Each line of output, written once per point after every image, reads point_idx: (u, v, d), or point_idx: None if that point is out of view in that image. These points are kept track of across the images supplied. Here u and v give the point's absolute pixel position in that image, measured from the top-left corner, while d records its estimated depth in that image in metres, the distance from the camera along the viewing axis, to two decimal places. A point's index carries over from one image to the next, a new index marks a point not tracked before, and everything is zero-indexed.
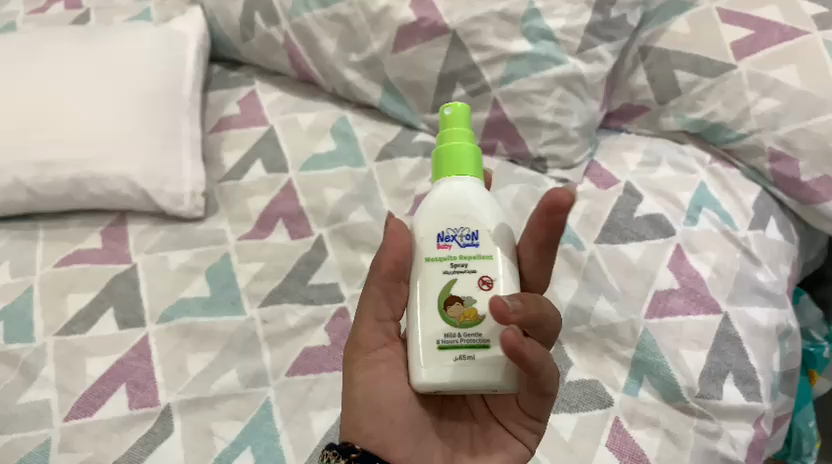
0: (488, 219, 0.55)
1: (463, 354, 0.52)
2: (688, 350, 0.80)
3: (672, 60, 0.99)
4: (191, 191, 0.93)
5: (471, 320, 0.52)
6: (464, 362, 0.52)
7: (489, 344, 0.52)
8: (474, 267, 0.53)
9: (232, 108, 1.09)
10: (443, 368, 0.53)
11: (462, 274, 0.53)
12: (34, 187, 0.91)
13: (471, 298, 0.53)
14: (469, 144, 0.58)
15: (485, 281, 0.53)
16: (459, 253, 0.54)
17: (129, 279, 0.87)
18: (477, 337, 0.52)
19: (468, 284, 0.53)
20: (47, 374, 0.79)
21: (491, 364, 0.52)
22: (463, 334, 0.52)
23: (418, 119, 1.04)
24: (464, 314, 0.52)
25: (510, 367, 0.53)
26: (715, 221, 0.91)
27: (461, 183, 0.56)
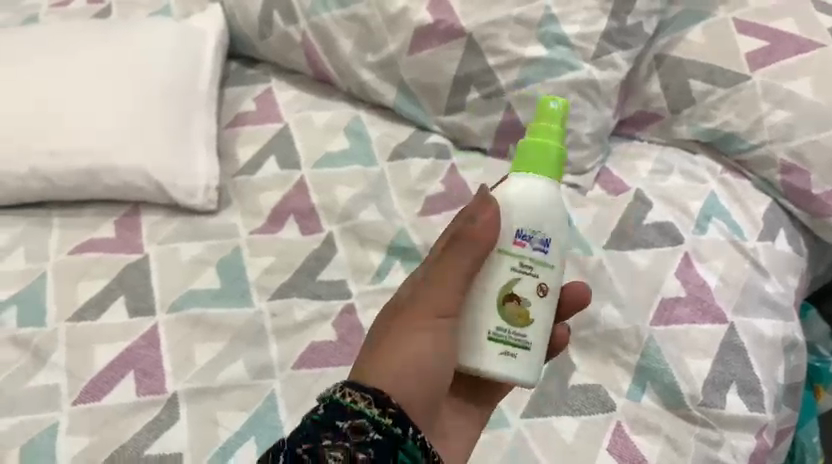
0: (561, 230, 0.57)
1: (509, 350, 0.55)
2: (693, 358, 0.80)
3: (686, 69, 0.99)
4: (205, 185, 0.94)
5: (522, 321, 0.55)
6: (507, 358, 0.55)
7: (530, 347, 0.56)
8: (540, 272, 0.56)
9: (248, 104, 1.10)
10: (487, 359, 0.55)
11: (526, 276, 0.56)
12: (50, 176, 0.93)
13: (528, 301, 0.56)
14: (557, 143, 0.58)
15: (543, 288, 0.56)
16: (530, 255, 0.56)
17: (141, 269, 0.88)
18: (523, 338, 0.56)
19: (528, 287, 0.56)
20: (57, 358, 0.80)
21: (528, 365, 0.56)
22: (513, 332, 0.55)
23: (432, 121, 1.05)
24: (519, 314, 0.55)
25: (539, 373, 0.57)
26: (724, 231, 0.91)
27: (542, 184, 0.57)
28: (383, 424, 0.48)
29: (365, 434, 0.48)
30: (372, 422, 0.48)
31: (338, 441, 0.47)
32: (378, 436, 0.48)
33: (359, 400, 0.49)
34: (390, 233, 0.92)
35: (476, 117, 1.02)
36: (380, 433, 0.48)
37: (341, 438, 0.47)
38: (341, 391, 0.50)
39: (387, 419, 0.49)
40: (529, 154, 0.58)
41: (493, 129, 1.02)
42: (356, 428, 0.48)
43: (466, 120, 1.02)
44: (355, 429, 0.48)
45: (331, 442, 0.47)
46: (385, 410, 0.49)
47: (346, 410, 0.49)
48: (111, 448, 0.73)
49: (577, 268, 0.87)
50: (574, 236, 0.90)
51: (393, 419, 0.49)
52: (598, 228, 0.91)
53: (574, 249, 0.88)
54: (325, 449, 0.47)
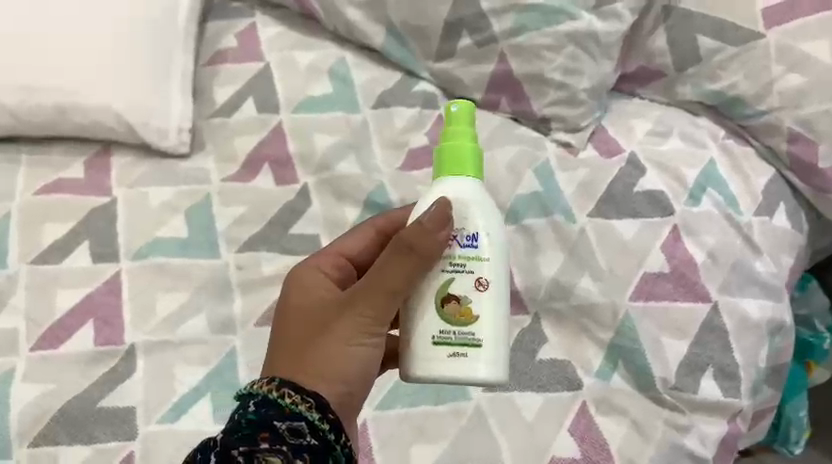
0: (490, 221, 0.56)
1: (456, 351, 0.54)
2: (669, 338, 0.77)
3: (695, 23, 0.92)
4: (177, 126, 0.90)
5: (466, 318, 0.54)
6: (457, 358, 0.54)
7: (481, 342, 0.54)
8: (471, 269, 0.55)
9: (229, 41, 1.05)
10: (436, 361, 0.55)
11: (460, 274, 0.55)
12: (17, 112, 0.88)
13: (468, 298, 0.55)
14: (470, 144, 0.57)
15: (481, 282, 0.55)
16: (459, 253, 0.55)
17: (108, 212, 0.84)
18: (472, 336, 0.54)
19: (465, 284, 0.55)
20: (16, 302, 0.77)
21: (482, 362, 0.54)
22: (457, 332, 0.54)
23: (421, 67, 1.00)
24: (460, 313, 0.55)
25: (502, 361, 0.55)
26: (717, 202, 0.86)
27: (464, 187, 0.56)
28: (321, 430, 0.51)
29: (303, 438, 0.50)
30: (311, 427, 0.51)
31: (277, 442, 0.49)
32: (314, 440, 0.50)
33: (300, 402, 0.51)
34: (368, 188, 0.89)
35: (468, 65, 0.97)
36: (314, 437, 0.50)
37: (277, 440, 0.49)
38: (277, 391, 0.52)
39: (325, 425, 0.51)
40: (442, 157, 0.57)
41: (484, 82, 0.97)
42: (294, 430, 0.50)
43: (457, 68, 0.98)
44: (292, 431, 0.50)
45: (269, 446, 0.48)
46: (325, 416, 0.51)
47: (283, 410, 0.51)
48: (66, 399, 0.71)
49: (558, 236, 0.83)
50: (558, 201, 0.86)
51: (329, 426, 0.51)
52: (586, 193, 0.87)
53: (556, 214, 0.84)
54: (264, 451, 0.48)
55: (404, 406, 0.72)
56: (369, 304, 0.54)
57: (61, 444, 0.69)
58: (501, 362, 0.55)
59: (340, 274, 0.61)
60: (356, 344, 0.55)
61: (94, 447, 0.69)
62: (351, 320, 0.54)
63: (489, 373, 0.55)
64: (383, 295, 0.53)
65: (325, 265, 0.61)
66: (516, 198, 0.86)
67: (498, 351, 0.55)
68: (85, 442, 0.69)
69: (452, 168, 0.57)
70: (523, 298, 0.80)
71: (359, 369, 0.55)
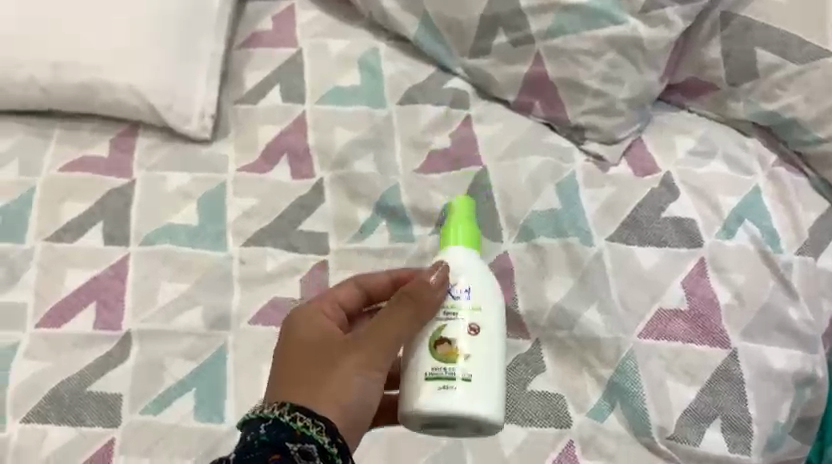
0: (483, 278, 0.56)
1: (446, 384, 0.52)
2: (675, 382, 0.72)
3: (756, 36, 0.83)
4: (199, 112, 0.90)
5: (456, 357, 0.53)
6: (446, 391, 0.52)
7: (471, 378, 0.52)
8: (462, 315, 0.54)
9: (266, 23, 1.03)
10: (425, 397, 0.52)
11: (452, 320, 0.54)
12: (48, 87, 0.90)
13: (459, 340, 0.53)
14: (465, 225, 0.59)
15: (473, 328, 0.54)
16: (450, 302, 0.55)
17: (124, 194, 0.86)
18: (462, 373, 0.52)
19: (457, 329, 0.54)
20: (28, 278, 0.80)
21: (470, 400, 0.52)
22: (447, 368, 0.53)
23: (455, 62, 0.95)
24: (450, 352, 0.53)
25: (496, 400, 0.53)
26: (754, 238, 0.79)
27: (462, 254, 0.57)
28: (330, 453, 0.48)
29: (311, 461, 0.48)
30: (321, 451, 0.48)
31: None
32: None
33: (310, 424, 0.49)
34: (381, 190, 0.86)
35: (500, 65, 0.92)
36: (323, 462, 0.48)
37: (289, 462, 0.47)
38: (289, 415, 0.49)
39: (334, 449, 0.49)
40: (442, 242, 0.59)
41: (517, 82, 0.91)
42: (305, 453, 0.48)
43: (492, 67, 0.92)
44: (303, 453, 0.48)
45: None
46: (334, 439, 0.49)
47: (295, 433, 0.48)
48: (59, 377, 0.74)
49: (570, 259, 0.78)
50: (576, 222, 0.80)
51: (338, 450, 0.49)
52: (609, 214, 0.81)
53: (572, 236, 0.79)
54: None
55: (381, 424, 0.70)
56: (377, 341, 0.53)
57: (50, 423, 0.71)
58: (495, 400, 0.53)
59: (338, 322, 0.58)
60: (365, 377, 0.53)
61: (79, 430, 0.71)
62: (361, 355, 0.53)
63: (479, 408, 0.52)
64: (389, 338, 0.52)
65: (325, 309, 0.58)
66: (532, 214, 0.82)
67: (489, 388, 0.53)
68: (73, 423, 0.72)
69: (447, 244, 0.58)
70: (524, 323, 0.76)
71: (366, 402, 0.53)
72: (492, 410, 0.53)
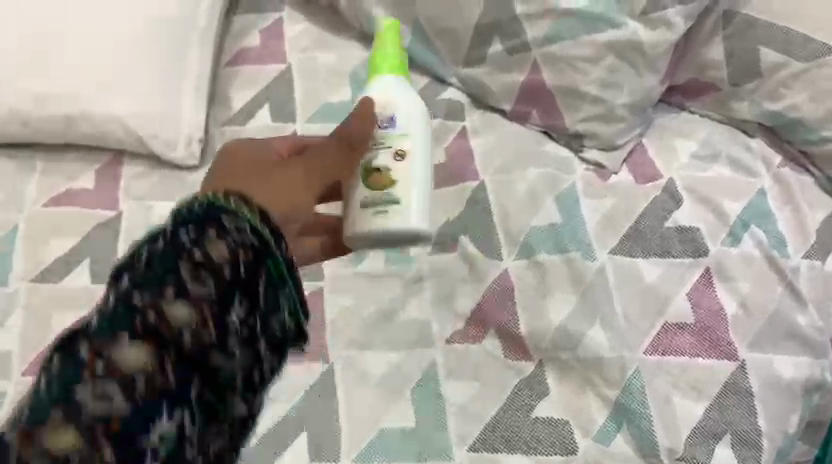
0: (409, 109, 0.81)
1: (381, 209, 0.78)
2: (684, 399, 0.70)
3: (759, 34, 0.81)
4: (187, 137, 0.88)
5: (387, 184, 0.78)
6: (382, 215, 0.78)
7: (399, 200, 0.78)
8: (389, 143, 0.80)
9: (253, 38, 1.00)
10: (369, 225, 0.78)
11: (383, 148, 0.79)
12: (32, 120, 0.88)
13: (388, 169, 0.79)
14: (390, 45, 0.85)
15: (398, 152, 0.79)
16: (384, 135, 0.80)
17: (111, 228, 0.84)
18: (393, 197, 0.78)
19: (386, 157, 0.79)
20: (13, 322, 0.78)
21: (409, 217, 0.78)
22: (380, 196, 0.78)
23: (449, 72, 0.93)
24: (382, 180, 0.78)
25: (423, 209, 0.79)
26: (761, 244, 0.76)
27: (393, 89, 0.82)
28: (263, 234, 0.55)
29: (246, 237, 0.53)
30: (254, 228, 0.54)
31: (220, 233, 0.52)
32: (256, 240, 0.54)
33: (240, 203, 0.55)
34: None
35: (495, 73, 0.90)
36: (256, 235, 0.54)
37: (227, 234, 0.52)
38: (224, 197, 0.55)
39: (267, 230, 0.55)
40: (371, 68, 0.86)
41: (512, 91, 0.89)
42: (239, 227, 0.53)
43: (486, 76, 0.90)
44: (234, 227, 0.53)
45: (216, 233, 0.52)
46: (266, 225, 0.55)
47: (230, 211, 0.54)
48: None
49: (572, 276, 0.76)
50: (576, 235, 0.78)
51: (271, 233, 0.55)
52: (610, 226, 0.79)
53: (574, 251, 0.77)
54: (209, 237, 0.52)
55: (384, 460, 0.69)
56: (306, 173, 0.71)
57: None
58: (425, 212, 0.79)
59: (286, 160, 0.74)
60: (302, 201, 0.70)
61: None
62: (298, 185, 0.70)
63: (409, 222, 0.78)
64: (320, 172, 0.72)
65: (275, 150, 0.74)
66: (532, 230, 0.80)
67: (412, 203, 0.78)
68: None
69: (376, 74, 0.84)
70: (526, 346, 0.74)
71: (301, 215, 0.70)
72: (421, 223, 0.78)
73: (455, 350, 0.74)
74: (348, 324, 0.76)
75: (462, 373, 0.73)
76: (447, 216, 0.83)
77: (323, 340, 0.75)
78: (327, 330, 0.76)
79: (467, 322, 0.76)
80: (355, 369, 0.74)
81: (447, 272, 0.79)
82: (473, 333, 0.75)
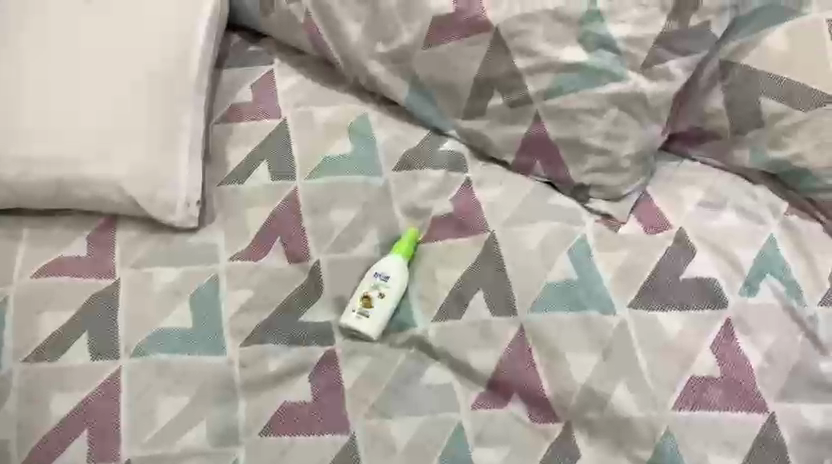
0: (401, 272, 0.80)
1: (357, 309, 0.78)
2: (716, 456, 0.69)
3: (759, 83, 0.82)
4: (185, 199, 0.84)
5: (366, 303, 0.78)
6: (357, 315, 0.78)
7: (367, 314, 0.77)
8: (378, 276, 0.79)
9: (245, 93, 0.98)
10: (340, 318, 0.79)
11: (354, 318, 0.77)
12: (19, 187, 0.83)
13: (371, 293, 0.78)
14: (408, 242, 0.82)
15: (381, 291, 0.78)
16: (357, 309, 0.78)
17: (109, 299, 0.80)
18: (365, 311, 0.77)
19: (359, 316, 0.77)
20: (10, 408, 0.74)
21: (365, 325, 0.77)
22: (358, 305, 0.78)
23: (448, 124, 0.91)
24: (366, 300, 0.78)
25: (375, 325, 0.77)
26: (778, 293, 0.77)
27: (394, 266, 0.80)
28: None
29: None
30: None
31: None
32: None
33: None
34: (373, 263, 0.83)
35: (498, 126, 0.88)
36: None
37: None
38: None
39: None
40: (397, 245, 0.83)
41: (516, 143, 0.88)
42: None
43: (487, 128, 0.89)
44: None
45: None
46: None
47: None
48: None
49: (591, 335, 0.75)
50: (594, 293, 0.77)
51: None
52: (626, 280, 0.78)
53: (591, 309, 0.76)
54: None
55: None
56: None
57: None
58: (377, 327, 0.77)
59: None
60: None
61: None
62: None
63: (362, 325, 0.77)
64: None
65: None
66: (547, 286, 0.78)
67: (370, 323, 0.77)
68: None
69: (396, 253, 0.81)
70: (553, 408, 0.72)
71: None
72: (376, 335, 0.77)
73: (480, 416, 0.73)
74: (366, 392, 0.74)
75: (491, 437, 0.71)
76: (460, 272, 0.81)
77: (343, 410, 0.73)
78: (347, 399, 0.74)
79: (487, 389, 0.74)
80: (380, 442, 0.72)
81: (461, 334, 0.77)
82: (497, 397, 0.74)
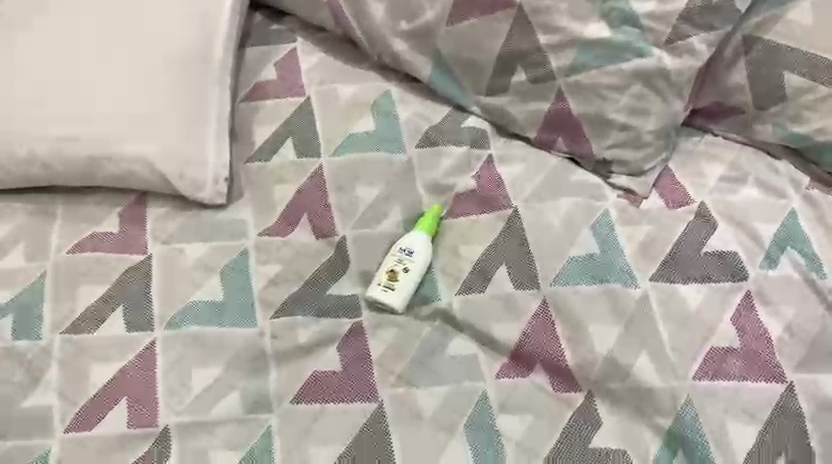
0: (426, 248, 0.81)
1: (383, 284, 0.80)
2: (736, 424, 0.70)
3: (783, 57, 0.83)
4: (214, 175, 0.86)
5: (391, 278, 0.80)
6: (383, 289, 0.79)
7: (392, 288, 0.79)
8: (401, 252, 0.81)
9: (269, 72, 0.99)
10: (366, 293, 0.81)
11: (381, 293, 0.79)
12: (52, 163, 0.86)
13: (395, 268, 0.80)
14: (433, 217, 0.84)
15: (405, 266, 0.80)
16: (383, 283, 0.80)
17: (142, 273, 0.82)
18: (390, 285, 0.79)
19: (384, 291, 0.79)
20: (51, 377, 0.76)
21: (391, 299, 0.79)
22: (384, 280, 0.80)
23: (470, 101, 0.92)
24: (391, 275, 0.80)
25: (401, 298, 0.79)
26: (799, 266, 0.78)
27: (418, 242, 0.81)
28: None
29: None
30: None
31: None
32: None
33: None
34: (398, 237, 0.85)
35: (521, 102, 0.89)
36: None
37: None
38: None
39: None
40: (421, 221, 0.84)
41: (538, 119, 0.89)
42: None
43: (509, 105, 0.90)
44: None
45: None
46: None
47: None
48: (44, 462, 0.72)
49: (613, 307, 0.76)
50: (615, 267, 0.79)
51: None
52: (647, 253, 0.79)
53: (613, 281, 0.78)
54: None
55: None
56: None
57: None
58: (403, 300, 0.79)
59: None
60: None
61: None
62: None
63: (389, 298, 0.79)
64: None
65: None
66: (569, 260, 0.80)
67: (397, 297, 0.79)
68: None
69: (419, 229, 0.83)
70: (575, 378, 0.74)
71: None
72: (403, 308, 0.79)
73: (504, 386, 0.74)
74: (393, 362, 0.77)
75: (515, 406, 0.73)
76: (484, 247, 0.82)
77: (372, 379, 0.76)
78: (375, 369, 0.76)
79: (510, 359, 0.76)
80: (407, 409, 0.74)
81: (484, 306, 0.79)
82: (519, 367, 0.76)
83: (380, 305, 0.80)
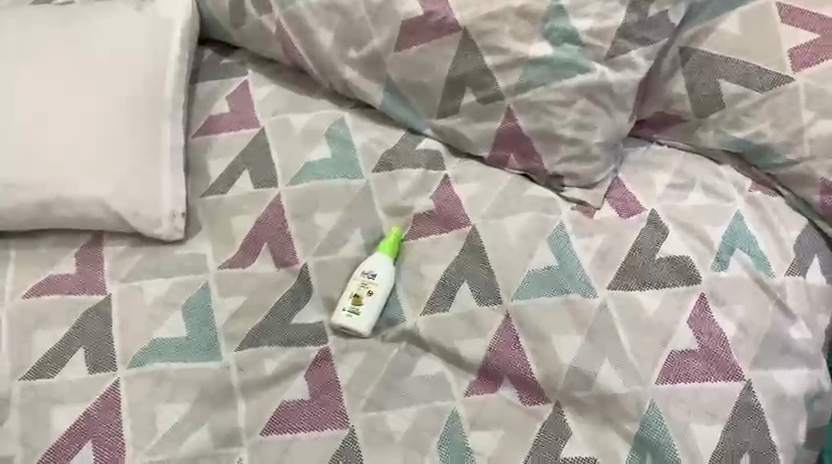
0: (389, 270, 0.82)
1: (348, 309, 0.80)
2: (699, 424, 0.72)
3: (718, 67, 0.87)
4: (170, 210, 0.85)
5: (356, 302, 0.80)
6: (348, 314, 0.80)
7: (358, 313, 0.80)
8: (364, 276, 0.82)
9: (221, 105, 0.99)
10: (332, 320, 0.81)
11: (346, 318, 0.80)
12: (2, 208, 0.84)
13: (359, 292, 0.81)
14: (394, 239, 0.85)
15: (369, 289, 0.81)
16: (349, 308, 0.80)
17: (102, 314, 0.81)
18: (355, 310, 0.80)
19: (350, 316, 0.80)
20: (10, 426, 0.74)
21: (357, 324, 0.79)
22: (349, 305, 0.80)
23: (423, 124, 0.94)
24: (356, 299, 0.80)
25: (367, 322, 0.79)
26: (746, 265, 0.81)
27: (381, 264, 0.82)
28: None
29: None
30: None
31: None
32: None
33: None
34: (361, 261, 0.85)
35: (471, 122, 0.91)
36: None
37: None
38: None
39: None
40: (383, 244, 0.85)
41: (490, 137, 0.91)
42: None
43: (461, 125, 0.92)
44: None
45: None
46: None
47: None
48: None
49: (574, 318, 0.78)
50: (573, 278, 0.80)
51: None
52: (605, 263, 0.81)
53: (572, 292, 0.79)
54: None
55: None
56: None
57: None
58: (369, 324, 0.80)
59: None
60: None
61: None
62: None
63: (355, 323, 0.79)
64: None
65: None
66: (530, 273, 0.81)
67: (362, 321, 0.79)
68: None
69: (381, 252, 0.83)
70: (541, 389, 0.76)
71: None
72: (370, 332, 0.80)
73: (473, 403, 0.75)
74: (362, 387, 0.77)
75: (485, 422, 0.74)
76: (445, 265, 0.83)
77: (341, 405, 0.76)
78: (344, 395, 0.76)
79: (477, 375, 0.77)
80: (378, 432, 0.74)
81: (448, 324, 0.80)
82: (488, 384, 0.77)
83: (346, 331, 0.80)
